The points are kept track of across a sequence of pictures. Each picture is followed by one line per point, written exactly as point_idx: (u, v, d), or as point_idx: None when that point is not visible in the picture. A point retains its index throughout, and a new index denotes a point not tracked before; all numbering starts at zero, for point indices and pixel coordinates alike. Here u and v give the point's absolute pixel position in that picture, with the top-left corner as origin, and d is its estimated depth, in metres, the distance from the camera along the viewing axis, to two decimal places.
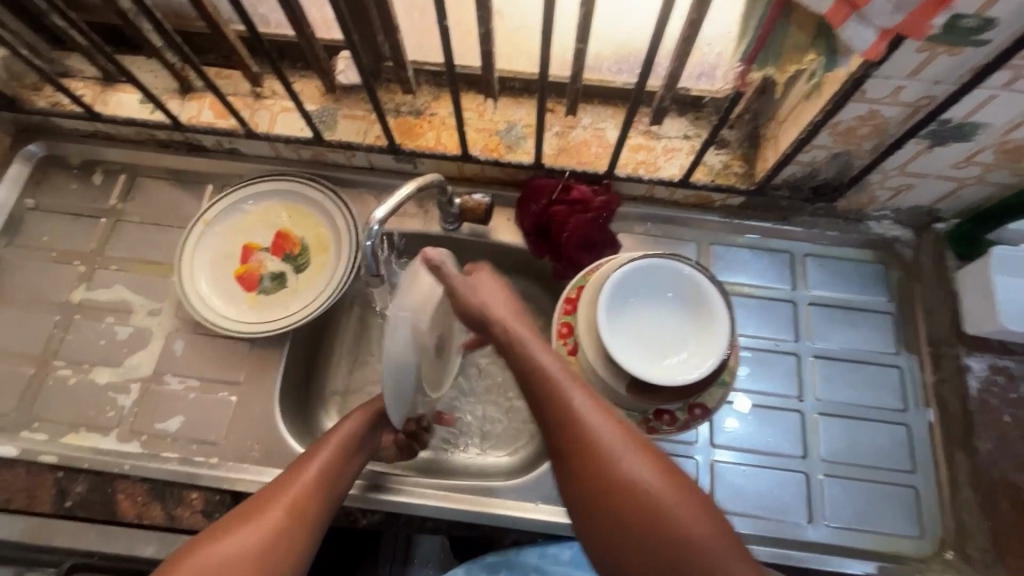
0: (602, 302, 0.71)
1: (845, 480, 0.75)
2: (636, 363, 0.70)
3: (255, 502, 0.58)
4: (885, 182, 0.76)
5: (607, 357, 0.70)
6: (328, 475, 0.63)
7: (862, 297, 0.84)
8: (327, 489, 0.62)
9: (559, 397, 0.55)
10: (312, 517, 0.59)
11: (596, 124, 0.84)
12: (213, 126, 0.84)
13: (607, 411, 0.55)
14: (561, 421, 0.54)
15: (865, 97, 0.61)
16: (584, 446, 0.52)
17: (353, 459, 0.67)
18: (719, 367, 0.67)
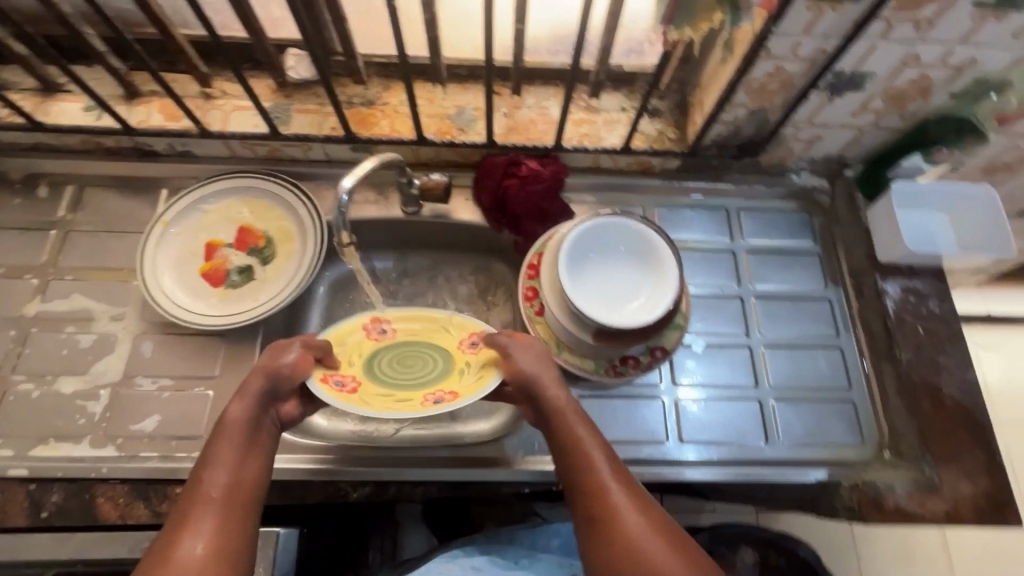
0: (563, 257, 0.76)
1: (793, 402, 0.83)
2: (600, 312, 0.76)
3: (166, 539, 0.56)
4: (799, 134, 0.86)
5: (573, 309, 0.75)
6: (230, 486, 0.60)
7: (790, 242, 0.94)
8: (237, 502, 0.60)
9: (590, 468, 0.62)
10: (232, 538, 0.57)
11: (541, 103, 0.90)
12: (165, 128, 0.84)
13: (633, 488, 0.62)
14: (590, 494, 0.61)
15: (771, 55, 0.70)
16: (597, 505, 0.60)
17: (261, 443, 0.65)
18: (674, 306, 0.74)
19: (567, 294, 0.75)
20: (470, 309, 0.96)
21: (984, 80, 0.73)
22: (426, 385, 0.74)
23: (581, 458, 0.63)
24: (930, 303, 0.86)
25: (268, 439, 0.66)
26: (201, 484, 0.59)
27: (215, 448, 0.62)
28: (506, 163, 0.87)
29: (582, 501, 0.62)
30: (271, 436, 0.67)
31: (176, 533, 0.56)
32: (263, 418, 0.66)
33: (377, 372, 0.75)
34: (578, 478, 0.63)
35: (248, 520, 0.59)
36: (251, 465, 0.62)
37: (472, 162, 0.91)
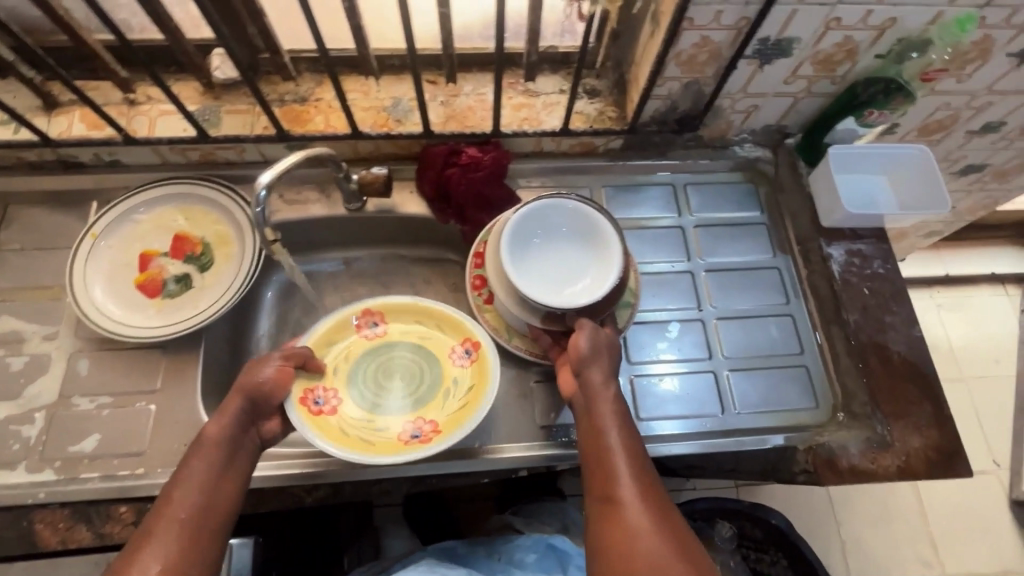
0: (504, 245, 0.75)
1: (748, 371, 0.84)
2: (549, 296, 0.75)
3: (128, 552, 0.55)
4: (736, 105, 0.86)
5: (517, 294, 0.74)
6: (197, 501, 0.58)
7: (738, 214, 0.94)
8: (203, 520, 0.58)
9: (608, 451, 0.63)
10: (190, 556, 0.56)
11: (478, 89, 0.89)
12: (88, 138, 0.81)
13: (655, 493, 0.60)
14: (610, 491, 0.60)
15: (695, 25, 0.70)
16: (612, 484, 0.60)
17: (239, 460, 0.64)
18: (619, 283, 0.74)
19: (511, 279, 0.74)
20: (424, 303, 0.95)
21: (906, 39, 0.74)
22: (404, 406, 0.79)
23: (606, 455, 0.63)
24: (874, 264, 0.87)
25: (246, 460, 0.65)
26: (171, 497, 0.58)
27: (190, 462, 0.61)
28: (447, 151, 0.85)
29: (598, 495, 0.61)
30: (251, 456, 0.65)
31: (136, 546, 0.55)
32: (242, 436, 0.65)
33: (363, 387, 0.80)
34: (600, 475, 0.62)
35: (215, 540, 0.58)
36: (225, 480, 0.61)
37: (413, 154, 0.90)
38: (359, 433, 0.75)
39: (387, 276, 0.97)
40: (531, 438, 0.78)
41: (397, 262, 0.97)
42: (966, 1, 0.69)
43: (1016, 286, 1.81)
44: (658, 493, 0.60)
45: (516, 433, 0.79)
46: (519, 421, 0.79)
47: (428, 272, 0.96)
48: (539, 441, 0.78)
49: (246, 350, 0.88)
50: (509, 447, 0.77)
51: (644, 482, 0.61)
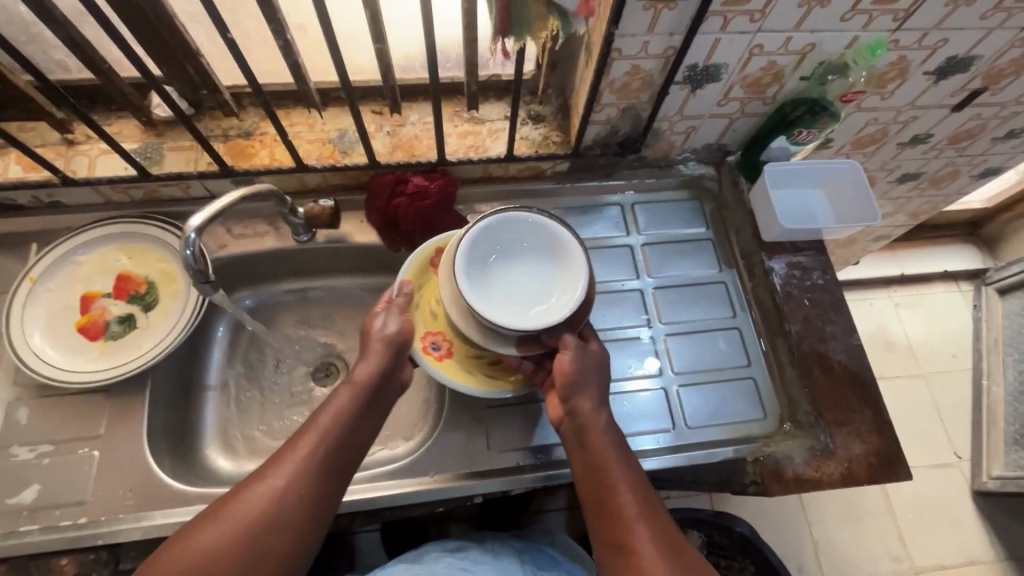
0: (460, 267, 0.71)
1: (698, 385, 0.86)
2: (517, 315, 0.72)
3: (267, 463, 0.63)
4: (674, 127, 0.88)
5: (482, 321, 0.71)
6: (333, 435, 0.65)
7: (683, 230, 0.97)
8: (337, 456, 0.65)
9: (609, 484, 0.66)
10: (312, 482, 0.62)
11: (424, 118, 0.90)
12: (24, 180, 0.80)
13: (654, 522, 0.64)
14: (612, 529, 0.64)
15: (624, 55, 0.72)
16: (618, 517, 0.64)
17: (348, 445, 0.66)
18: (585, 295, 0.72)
19: (476, 307, 0.70)
20: None
21: (826, 62, 0.78)
22: None
23: (606, 493, 0.66)
24: (814, 276, 0.90)
25: (351, 451, 0.67)
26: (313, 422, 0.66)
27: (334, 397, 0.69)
28: (394, 181, 0.86)
29: (602, 532, 0.65)
30: (356, 446, 0.67)
31: (274, 458, 0.63)
32: (351, 423, 0.67)
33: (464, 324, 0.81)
34: (601, 512, 0.66)
35: (299, 517, 0.60)
36: (361, 422, 0.68)
37: (362, 184, 0.90)
38: (483, 368, 0.79)
39: (342, 306, 0.97)
40: (487, 463, 0.79)
41: (352, 291, 0.97)
42: (877, 26, 0.72)
43: (968, 282, 1.88)
44: (655, 521, 0.65)
45: (471, 459, 0.79)
46: (471, 447, 0.80)
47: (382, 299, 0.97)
48: (496, 466, 0.79)
49: (197, 387, 0.87)
50: (465, 474, 0.78)
51: (643, 512, 0.65)
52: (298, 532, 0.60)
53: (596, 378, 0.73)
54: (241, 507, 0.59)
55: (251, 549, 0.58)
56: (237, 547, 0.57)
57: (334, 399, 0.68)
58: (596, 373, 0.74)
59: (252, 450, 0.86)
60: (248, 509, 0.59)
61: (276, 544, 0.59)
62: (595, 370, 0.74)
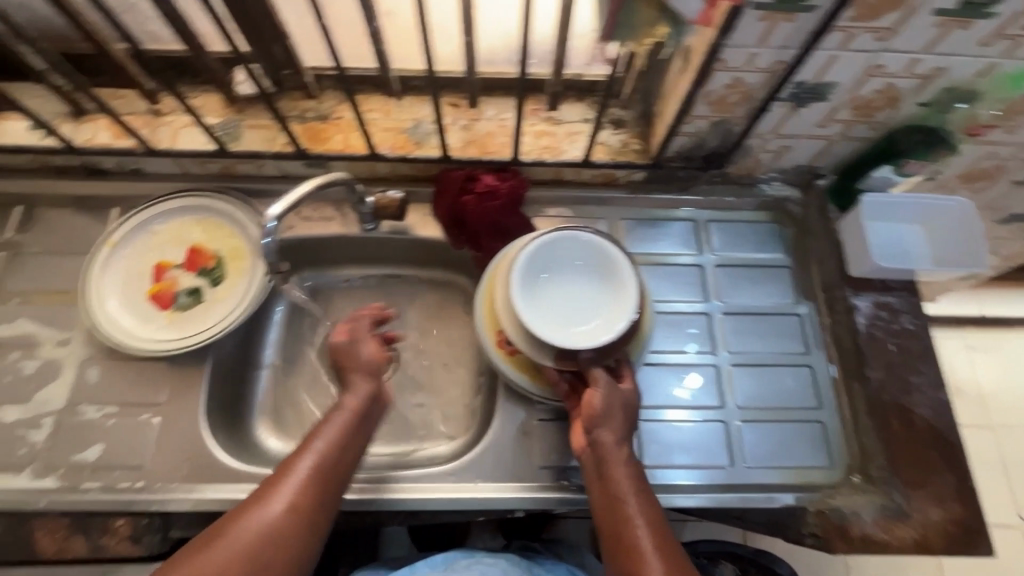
0: (516, 275, 0.73)
1: (760, 423, 0.81)
2: (560, 333, 0.72)
3: (264, 490, 0.60)
4: (766, 145, 0.82)
5: (526, 331, 0.71)
6: (329, 460, 0.64)
7: (759, 254, 0.91)
8: (332, 480, 0.63)
9: (624, 518, 0.63)
10: (319, 506, 0.61)
11: (500, 114, 0.87)
12: (111, 147, 0.82)
13: (672, 558, 0.61)
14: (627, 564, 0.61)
15: (727, 67, 0.67)
16: (633, 555, 0.61)
17: (342, 470, 0.65)
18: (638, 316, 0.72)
19: (522, 317, 0.71)
20: (432, 325, 0.94)
21: (954, 89, 0.70)
22: None
23: (621, 525, 0.63)
24: (903, 319, 0.83)
25: (346, 474, 0.65)
26: (308, 445, 0.64)
27: (331, 420, 0.67)
28: (467, 176, 0.84)
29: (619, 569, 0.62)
30: (350, 470, 0.66)
31: (274, 484, 0.60)
32: (346, 448, 0.66)
33: None
34: (616, 545, 0.63)
35: (297, 544, 0.58)
36: (355, 444, 0.67)
37: (431, 177, 0.89)
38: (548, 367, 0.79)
39: (399, 295, 0.95)
40: (531, 478, 0.77)
41: (408, 281, 0.96)
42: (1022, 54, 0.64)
43: None
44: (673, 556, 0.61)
45: (514, 471, 0.77)
46: (518, 459, 0.78)
47: (437, 294, 0.95)
48: (539, 482, 0.76)
49: (252, 364, 0.88)
50: (507, 486, 0.76)
51: (659, 547, 0.61)
52: (303, 557, 0.59)
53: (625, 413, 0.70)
54: (250, 538, 0.56)
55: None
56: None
57: (330, 422, 0.67)
58: (631, 407, 0.71)
59: (296, 431, 0.87)
60: (262, 537, 0.57)
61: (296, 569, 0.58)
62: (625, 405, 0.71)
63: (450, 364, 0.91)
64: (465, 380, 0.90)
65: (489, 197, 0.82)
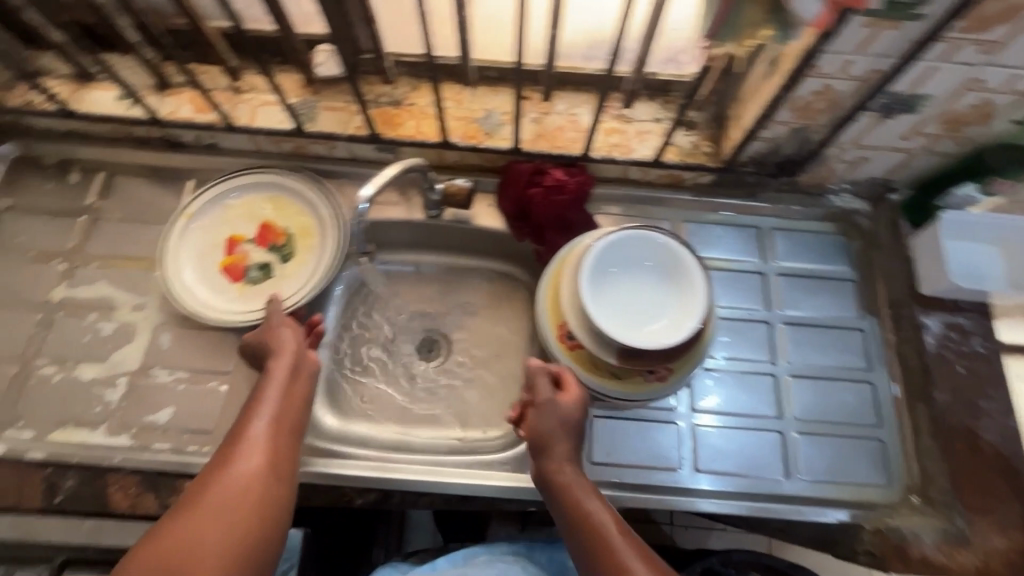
0: (586, 270, 0.73)
1: (818, 436, 0.80)
2: (626, 330, 0.72)
3: (222, 458, 0.58)
4: (843, 156, 0.81)
5: (593, 327, 0.72)
6: (278, 421, 0.63)
7: (825, 266, 0.89)
8: (285, 438, 0.62)
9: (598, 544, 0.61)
10: (281, 463, 0.60)
11: (571, 109, 0.87)
12: (193, 121, 0.85)
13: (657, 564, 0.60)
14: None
15: (820, 73, 0.66)
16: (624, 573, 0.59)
17: (290, 430, 0.64)
18: (704, 320, 0.72)
19: (589, 312, 0.71)
20: (486, 315, 0.94)
21: None
22: None
23: (598, 554, 0.60)
24: (974, 341, 0.82)
25: (297, 435, 0.64)
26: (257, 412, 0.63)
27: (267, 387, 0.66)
28: (535, 170, 0.85)
29: None
30: (298, 432, 0.65)
31: (231, 451, 0.59)
32: (290, 407, 0.65)
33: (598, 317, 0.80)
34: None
35: (271, 496, 0.57)
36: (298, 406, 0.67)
37: (497, 168, 0.89)
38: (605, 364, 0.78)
39: (455, 283, 0.96)
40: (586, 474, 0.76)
41: (465, 270, 0.96)
42: None
43: None
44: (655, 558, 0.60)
45: None
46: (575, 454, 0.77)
47: (492, 284, 0.96)
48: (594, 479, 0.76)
49: None
50: None
51: (638, 551, 0.60)
52: (277, 512, 0.57)
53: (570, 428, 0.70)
54: (221, 499, 0.54)
55: (253, 530, 0.54)
56: (220, 531, 0.52)
57: (267, 390, 0.65)
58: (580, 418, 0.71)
59: (352, 410, 0.88)
60: (229, 497, 0.55)
61: (274, 529, 0.56)
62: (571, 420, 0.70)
63: (503, 355, 0.92)
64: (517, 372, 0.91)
65: (557, 189, 0.83)
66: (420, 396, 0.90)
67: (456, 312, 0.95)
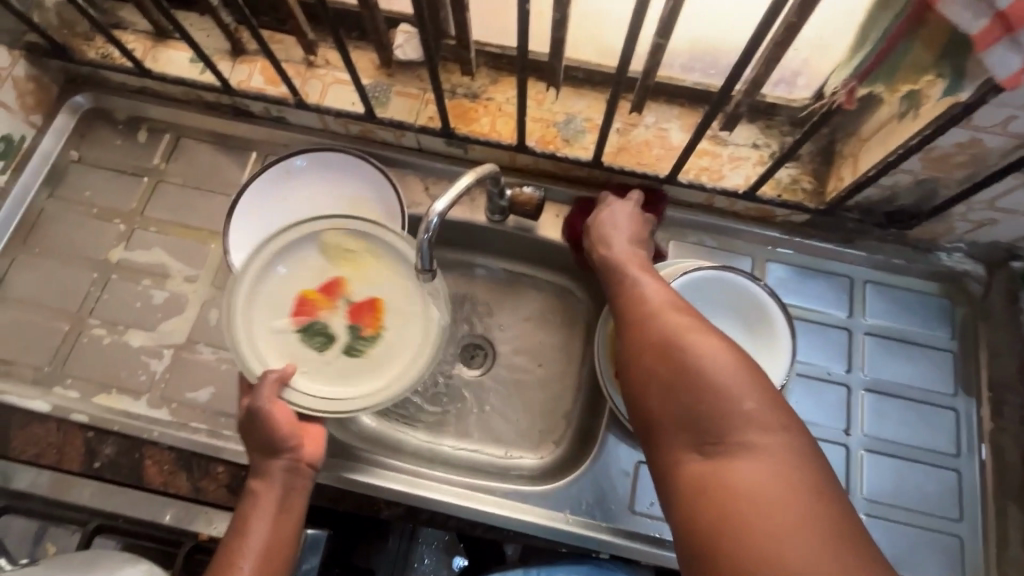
0: None
1: (887, 522, 0.72)
2: None
3: None
4: (968, 215, 0.71)
5: None
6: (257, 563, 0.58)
7: (922, 331, 0.79)
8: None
9: (632, 295, 0.62)
10: None
11: (660, 123, 0.80)
12: (263, 92, 0.82)
13: (687, 320, 0.56)
14: (632, 332, 0.58)
15: (971, 124, 0.57)
16: (643, 324, 0.58)
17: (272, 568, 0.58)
18: (782, 384, 0.66)
19: None
20: (536, 330, 0.89)
21: None
22: None
23: (629, 302, 0.61)
24: None
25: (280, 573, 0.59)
26: (235, 546, 0.58)
27: (250, 510, 0.61)
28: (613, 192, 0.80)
29: (625, 342, 0.59)
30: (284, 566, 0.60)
31: None
32: (274, 542, 0.60)
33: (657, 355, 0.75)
34: (623, 322, 0.60)
35: None
36: (284, 534, 0.61)
37: (571, 177, 0.83)
38: None
39: (507, 291, 0.90)
40: (624, 521, 0.71)
41: (519, 280, 0.90)
42: None
43: None
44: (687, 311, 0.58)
45: (607, 511, 0.72)
46: (616, 499, 0.72)
47: (547, 298, 0.90)
48: (631, 529, 0.71)
49: None
50: (598, 525, 0.71)
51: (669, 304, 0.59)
52: None
53: (635, 237, 0.71)
54: None
55: None
56: None
57: (251, 519, 0.60)
58: (643, 236, 0.72)
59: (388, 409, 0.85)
60: None
61: None
62: (635, 231, 0.72)
63: (546, 375, 0.86)
64: (561, 397, 0.85)
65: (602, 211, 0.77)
66: (455, 406, 0.86)
67: (503, 322, 0.90)
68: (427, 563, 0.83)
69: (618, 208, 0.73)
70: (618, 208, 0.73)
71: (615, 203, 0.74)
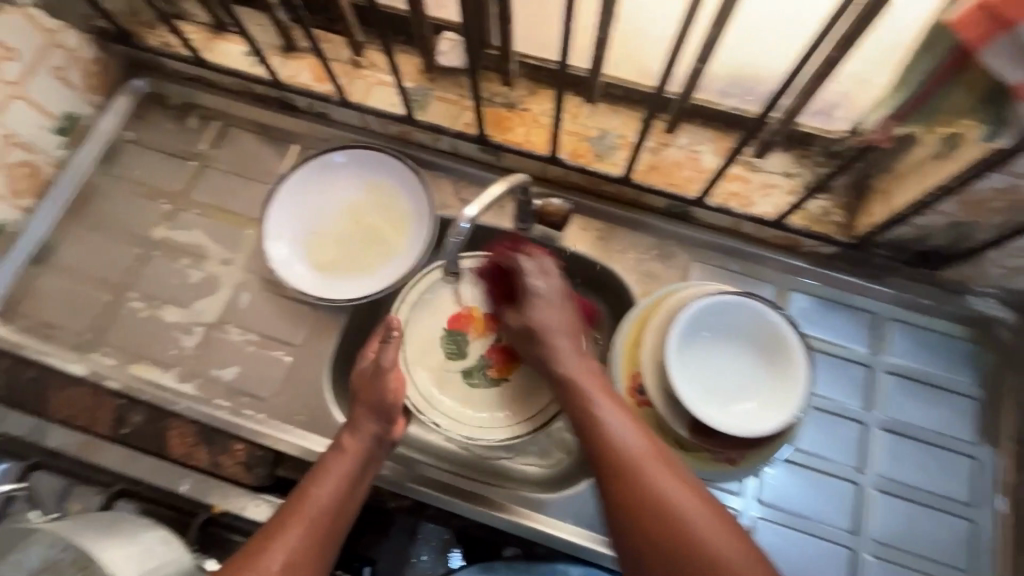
0: (677, 327, 0.68)
1: (893, 566, 0.71)
2: (702, 402, 0.67)
3: (271, 530, 0.59)
4: (1002, 260, 0.70)
5: (669, 388, 0.66)
6: (331, 508, 0.61)
7: (945, 375, 0.77)
8: (328, 528, 0.60)
9: (614, 444, 0.59)
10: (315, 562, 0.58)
11: (693, 145, 0.81)
12: (309, 89, 0.86)
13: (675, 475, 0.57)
14: (621, 487, 0.57)
15: (1011, 170, 0.56)
16: (637, 485, 0.56)
17: (340, 519, 0.61)
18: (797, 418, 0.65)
19: (670, 371, 0.66)
20: None
21: None
22: None
23: (608, 449, 0.59)
24: None
25: (345, 526, 0.62)
26: (311, 493, 0.61)
27: (334, 461, 0.64)
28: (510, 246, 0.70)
29: (618, 499, 0.57)
30: (350, 523, 0.63)
31: (275, 528, 0.59)
32: (348, 494, 0.63)
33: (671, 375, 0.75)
34: (607, 472, 0.58)
35: None
36: (355, 495, 0.64)
37: (600, 192, 0.84)
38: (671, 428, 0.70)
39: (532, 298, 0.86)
40: None
41: None
42: None
43: None
44: (668, 463, 0.58)
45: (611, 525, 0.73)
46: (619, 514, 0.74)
47: None
48: None
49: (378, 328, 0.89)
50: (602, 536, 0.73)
51: (654, 461, 0.58)
52: None
53: (572, 336, 0.67)
54: None
55: None
56: None
57: (332, 462, 0.64)
58: (578, 327, 0.69)
59: None
60: None
61: None
62: (570, 329, 0.68)
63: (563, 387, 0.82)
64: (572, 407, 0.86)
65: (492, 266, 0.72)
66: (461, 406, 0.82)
67: None
68: (425, 560, 0.79)
69: (541, 306, 0.67)
70: (546, 308, 0.67)
71: (534, 301, 0.68)
